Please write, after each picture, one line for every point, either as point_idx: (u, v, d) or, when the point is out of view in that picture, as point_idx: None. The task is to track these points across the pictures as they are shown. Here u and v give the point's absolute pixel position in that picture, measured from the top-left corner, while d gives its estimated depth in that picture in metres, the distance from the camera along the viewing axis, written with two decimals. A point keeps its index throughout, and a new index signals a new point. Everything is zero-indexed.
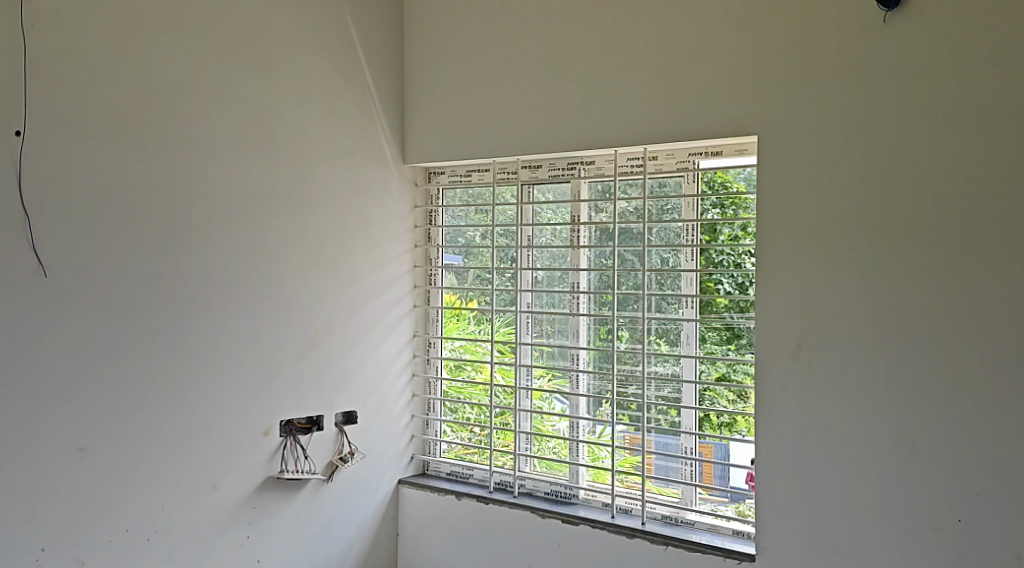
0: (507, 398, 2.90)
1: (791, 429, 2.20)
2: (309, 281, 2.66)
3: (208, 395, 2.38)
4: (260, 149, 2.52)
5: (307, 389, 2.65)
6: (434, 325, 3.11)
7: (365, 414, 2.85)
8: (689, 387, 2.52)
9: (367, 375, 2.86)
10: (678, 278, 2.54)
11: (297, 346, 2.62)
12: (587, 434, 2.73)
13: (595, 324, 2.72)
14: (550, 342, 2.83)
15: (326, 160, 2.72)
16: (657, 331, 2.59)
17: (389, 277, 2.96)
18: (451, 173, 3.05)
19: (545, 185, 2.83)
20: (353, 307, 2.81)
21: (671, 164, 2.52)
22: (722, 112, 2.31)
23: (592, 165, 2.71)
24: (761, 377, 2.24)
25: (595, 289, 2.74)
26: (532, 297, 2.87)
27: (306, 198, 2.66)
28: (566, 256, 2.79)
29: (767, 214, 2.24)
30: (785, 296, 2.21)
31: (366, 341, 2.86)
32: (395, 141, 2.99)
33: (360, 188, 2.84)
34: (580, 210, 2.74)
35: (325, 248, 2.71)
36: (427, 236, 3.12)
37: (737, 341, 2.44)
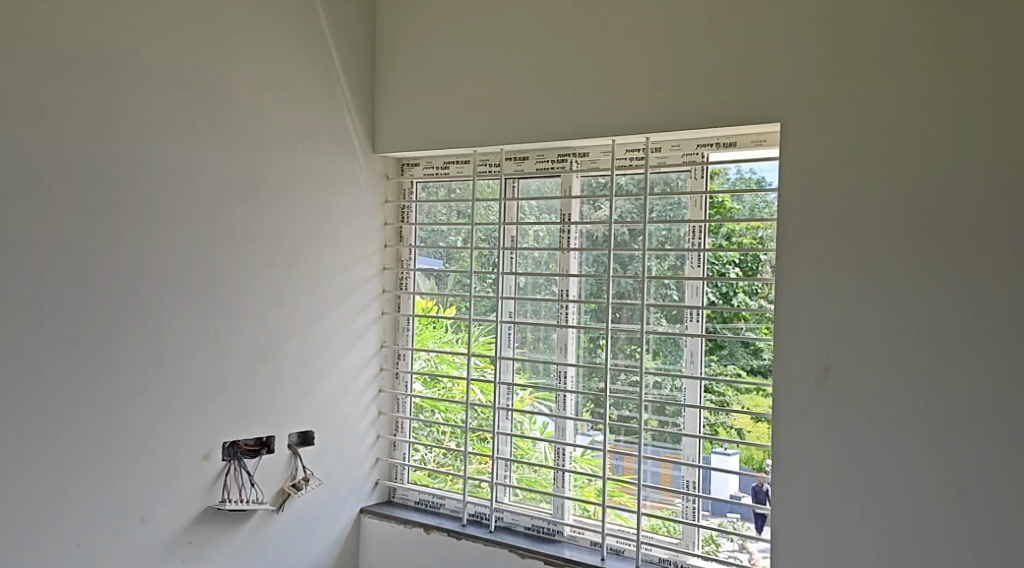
0: (483, 417, 2.59)
1: (813, 465, 1.90)
2: (262, 284, 2.33)
3: (137, 414, 2.03)
4: (204, 129, 2.18)
5: (257, 407, 2.32)
6: (405, 335, 2.78)
7: (324, 435, 2.52)
8: (691, 412, 2.22)
9: (327, 390, 2.53)
10: (682, 287, 2.23)
11: (247, 357, 2.29)
12: (575, 462, 2.42)
13: (585, 337, 2.41)
14: (535, 357, 2.51)
15: (283, 146, 2.39)
16: (654, 349, 2.28)
17: (354, 280, 2.63)
18: (426, 164, 2.73)
19: (533, 179, 2.51)
20: (313, 314, 2.48)
21: (676, 157, 2.21)
22: (737, 99, 2.01)
23: (586, 157, 2.38)
24: (779, 404, 1.94)
25: (586, 297, 2.42)
26: (515, 306, 2.55)
27: (259, 188, 2.32)
28: (554, 259, 2.47)
29: (790, 216, 1.94)
30: (809, 311, 1.92)
31: (328, 352, 2.53)
32: (363, 127, 2.66)
33: (321, 180, 2.51)
34: (571, 208, 2.43)
35: (281, 246, 2.38)
36: (399, 236, 2.80)
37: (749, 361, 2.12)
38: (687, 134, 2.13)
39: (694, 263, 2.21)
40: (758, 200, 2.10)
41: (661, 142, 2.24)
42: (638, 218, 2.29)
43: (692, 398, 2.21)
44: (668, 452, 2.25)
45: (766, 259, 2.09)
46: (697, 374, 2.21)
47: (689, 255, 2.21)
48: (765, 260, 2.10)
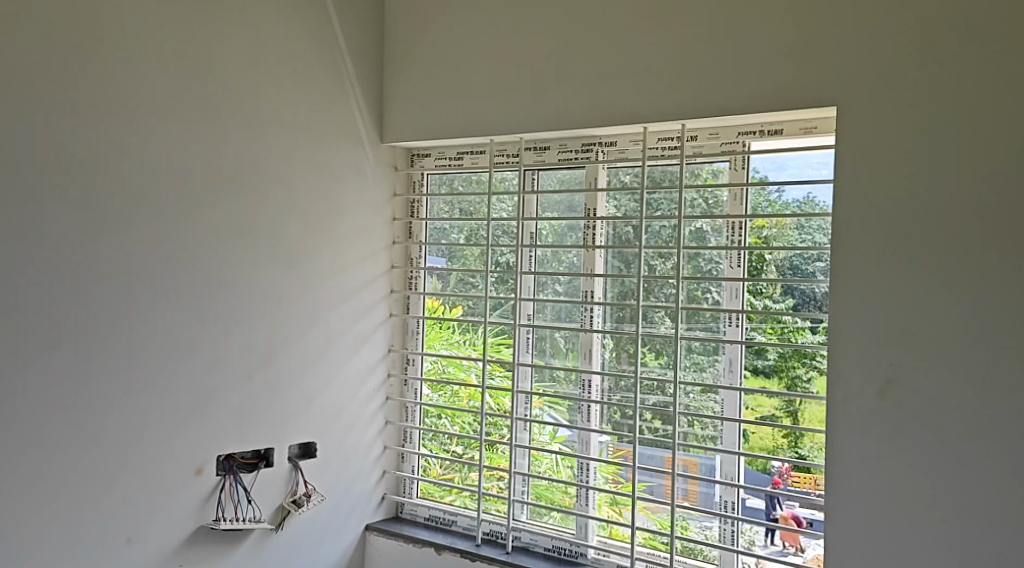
0: (496, 427, 2.42)
1: (870, 487, 1.71)
2: (261, 283, 2.15)
3: (121, 426, 1.85)
4: (196, 114, 1.99)
5: (254, 417, 2.14)
6: (414, 338, 2.60)
7: (327, 446, 2.33)
8: (730, 426, 2.04)
9: (330, 398, 2.34)
10: (721, 290, 2.05)
11: (243, 362, 2.10)
12: (599, 479, 2.24)
13: (611, 341, 2.23)
14: (555, 364, 2.33)
15: (282, 133, 2.20)
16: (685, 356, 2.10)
17: (360, 280, 2.44)
18: (437, 155, 2.54)
19: (554, 171, 2.32)
20: (315, 316, 2.29)
21: (714, 146, 2.02)
22: (786, 82, 1.82)
23: (613, 146, 2.19)
24: (832, 418, 1.76)
25: (612, 300, 2.23)
26: (534, 308, 2.37)
27: (256, 179, 2.13)
28: (570, 256, 2.30)
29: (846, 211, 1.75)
30: (866, 317, 1.73)
31: (331, 356, 2.34)
32: (371, 115, 2.47)
33: (324, 170, 2.32)
34: (597, 202, 2.23)
35: (280, 243, 2.20)
36: (408, 232, 2.61)
37: (792, 371, 1.94)
38: (729, 119, 1.93)
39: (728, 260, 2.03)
40: (762, 197, 1.97)
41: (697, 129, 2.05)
42: (671, 215, 2.10)
43: (731, 411, 2.03)
44: (688, 456, 2.09)
45: (770, 258, 1.97)
46: (737, 384, 2.03)
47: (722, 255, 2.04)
48: (767, 260, 1.98)
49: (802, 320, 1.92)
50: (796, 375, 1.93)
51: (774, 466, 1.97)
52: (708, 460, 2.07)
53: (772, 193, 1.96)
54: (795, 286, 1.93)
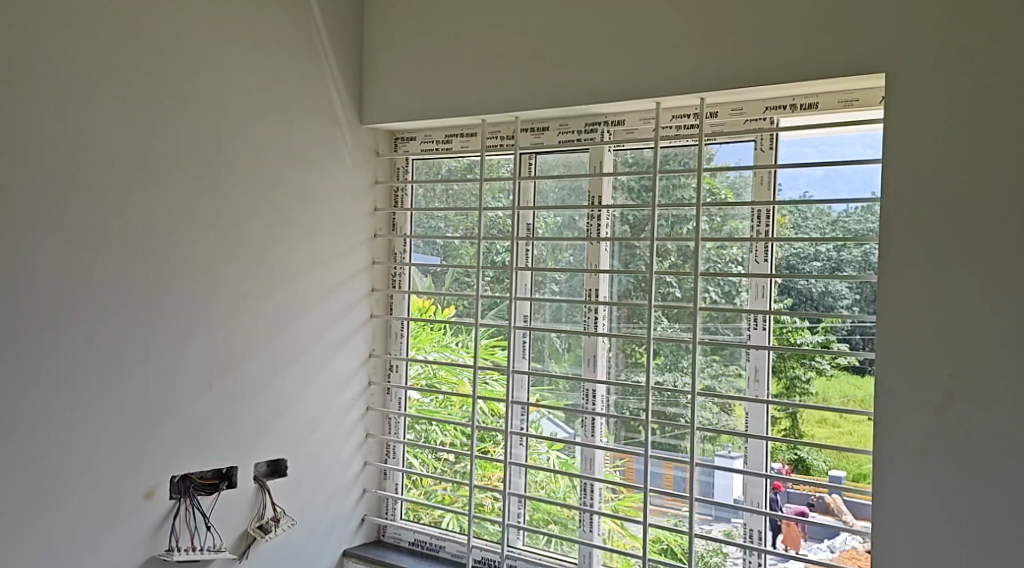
0: (492, 444, 2.19)
1: (928, 524, 1.44)
2: (222, 280, 1.89)
3: (50, 449, 1.58)
4: (139, 84, 1.72)
5: (212, 433, 1.88)
6: (398, 342, 2.34)
7: (298, 463, 2.08)
8: (756, 444, 1.79)
9: (302, 410, 2.09)
10: (746, 287, 1.81)
11: (200, 371, 1.85)
12: (605, 501, 2.00)
13: (620, 346, 1.97)
14: (557, 372, 2.08)
15: (244, 110, 1.94)
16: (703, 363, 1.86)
17: (337, 277, 2.19)
18: (423, 138, 2.28)
19: (554, 154, 2.06)
20: (284, 317, 2.04)
21: (737, 124, 1.73)
22: (822, 43, 1.53)
23: (620, 125, 1.90)
24: (882, 443, 1.48)
25: (618, 297, 1.98)
26: (532, 309, 2.13)
27: (212, 162, 1.87)
28: (566, 252, 2.07)
29: (898, 196, 1.47)
30: (920, 321, 1.45)
31: (304, 363, 2.09)
32: (348, 93, 2.21)
33: (293, 153, 2.06)
34: (601, 189, 1.97)
35: (243, 234, 1.94)
36: (391, 224, 2.35)
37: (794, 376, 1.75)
38: (756, 91, 1.64)
39: (746, 255, 1.80)
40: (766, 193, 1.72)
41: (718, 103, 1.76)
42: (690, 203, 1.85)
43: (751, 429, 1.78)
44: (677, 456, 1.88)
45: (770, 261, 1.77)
46: (764, 397, 1.78)
47: (740, 243, 1.80)
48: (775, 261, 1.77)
49: (801, 320, 1.74)
50: (795, 376, 1.75)
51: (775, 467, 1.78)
52: (722, 480, 1.83)
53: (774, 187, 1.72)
54: (792, 284, 1.75)
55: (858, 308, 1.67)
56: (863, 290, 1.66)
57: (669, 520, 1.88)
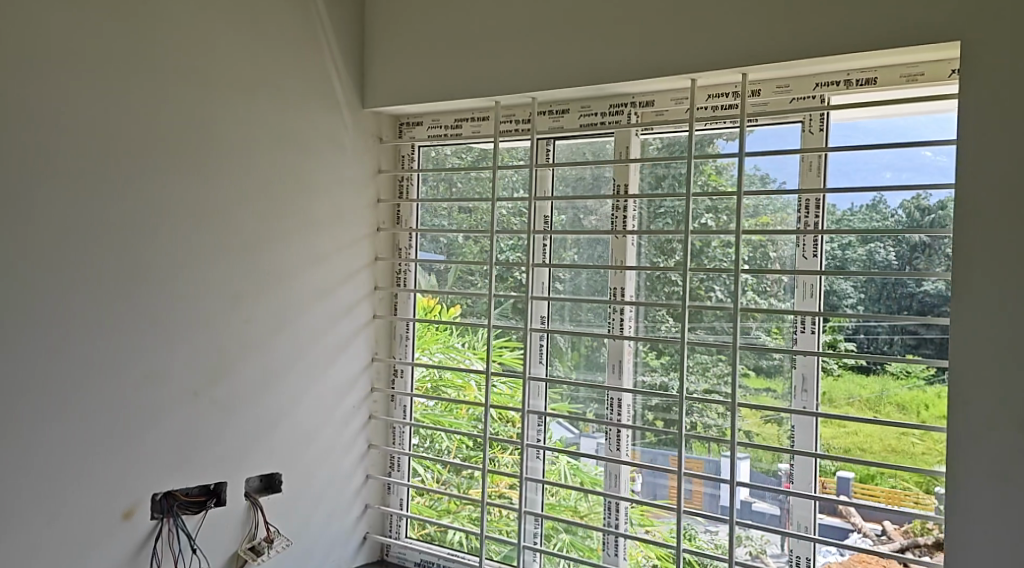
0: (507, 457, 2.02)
1: (1013, 559, 1.25)
2: (209, 278, 1.72)
3: (13, 468, 1.41)
4: (111, 58, 1.54)
5: (198, 446, 1.70)
6: (403, 345, 2.17)
7: (294, 479, 1.90)
8: (804, 461, 1.61)
9: (298, 419, 1.91)
10: (792, 287, 1.63)
11: (184, 377, 1.67)
12: (632, 523, 1.82)
13: (647, 350, 1.80)
14: (575, 378, 1.91)
15: (232, 90, 1.76)
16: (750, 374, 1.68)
17: (337, 274, 2.01)
18: (430, 123, 2.10)
19: (574, 138, 1.88)
20: (279, 319, 1.86)
21: (782, 103, 1.54)
22: (885, 6, 1.34)
23: (650, 106, 1.70)
24: (957, 463, 1.30)
25: (646, 298, 1.80)
26: (550, 310, 1.95)
27: (197, 148, 1.69)
28: (571, 249, 1.92)
29: (976, 182, 1.29)
30: (1001, 323, 1.27)
31: (300, 368, 1.91)
32: (348, 74, 2.03)
33: (287, 139, 1.88)
34: (629, 176, 1.78)
35: (232, 228, 1.76)
36: (395, 217, 2.17)
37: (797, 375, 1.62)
38: (812, 63, 1.46)
39: (754, 255, 1.68)
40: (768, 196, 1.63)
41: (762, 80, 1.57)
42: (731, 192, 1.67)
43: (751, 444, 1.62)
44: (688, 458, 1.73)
45: (775, 255, 1.65)
46: (814, 408, 1.61)
47: (746, 240, 1.67)
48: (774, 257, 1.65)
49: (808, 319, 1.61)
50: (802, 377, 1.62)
51: (783, 469, 1.64)
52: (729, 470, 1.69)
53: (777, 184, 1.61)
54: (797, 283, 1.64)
55: (863, 307, 1.58)
56: (868, 289, 1.56)
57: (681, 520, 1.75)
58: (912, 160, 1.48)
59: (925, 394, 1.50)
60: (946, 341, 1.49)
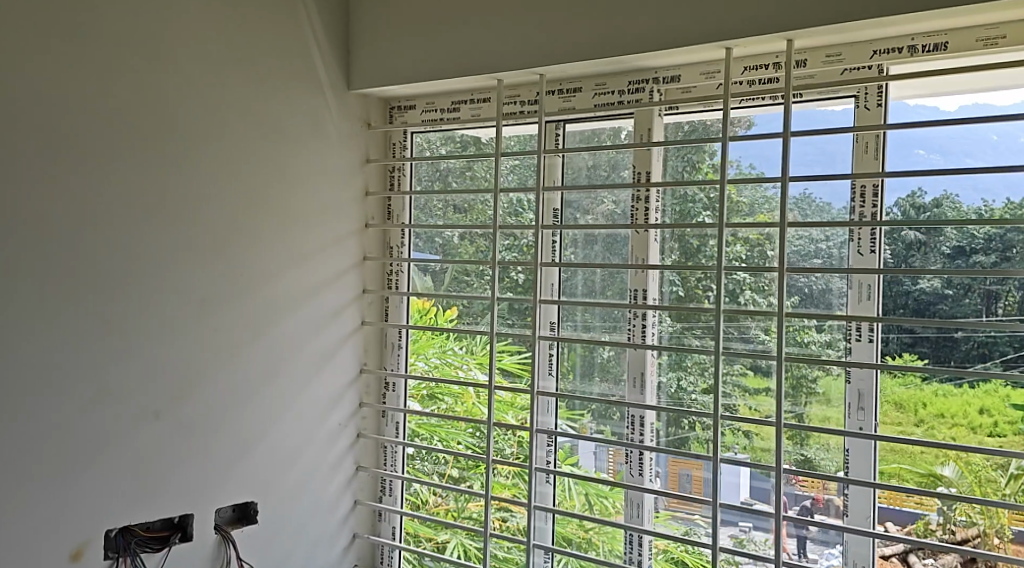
0: (514, 481, 1.81)
1: None
2: (171, 282, 1.50)
3: None
4: (48, 28, 1.31)
5: (159, 475, 1.49)
6: (395, 355, 1.95)
7: (272, 507, 1.69)
8: (859, 490, 1.38)
9: (277, 440, 1.69)
10: (840, 287, 1.43)
11: (142, 396, 1.46)
12: (656, 560, 1.61)
13: (673, 361, 1.58)
14: (589, 391, 1.70)
15: (196, 66, 1.54)
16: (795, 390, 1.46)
17: (321, 276, 1.79)
18: (424, 107, 1.88)
19: (588, 122, 1.66)
20: (254, 327, 1.64)
21: (831, 75, 1.33)
22: None
23: (675, 82, 1.49)
24: None
25: (671, 302, 1.59)
26: (561, 315, 1.74)
27: (156, 132, 1.47)
28: (585, 247, 1.70)
29: None
30: None
31: (278, 383, 1.69)
32: (332, 50, 1.80)
33: (262, 123, 1.66)
34: (651, 163, 1.57)
35: (198, 224, 1.54)
36: (386, 211, 1.95)
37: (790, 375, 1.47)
38: (871, 27, 1.24)
39: (751, 253, 1.53)
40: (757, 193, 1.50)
41: (809, 48, 1.35)
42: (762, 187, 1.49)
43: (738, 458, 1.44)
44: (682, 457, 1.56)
45: (772, 253, 1.50)
46: (872, 431, 1.39)
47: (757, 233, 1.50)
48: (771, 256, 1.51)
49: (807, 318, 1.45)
50: (801, 375, 1.46)
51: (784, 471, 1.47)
52: (728, 477, 1.51)
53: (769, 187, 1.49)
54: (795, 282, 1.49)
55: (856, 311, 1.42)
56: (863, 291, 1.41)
57: (681, 527, 1.57)
58: (906, 158, 1.35)
59: (922, 393, 1.36)
60: (942, 338, 1.35)
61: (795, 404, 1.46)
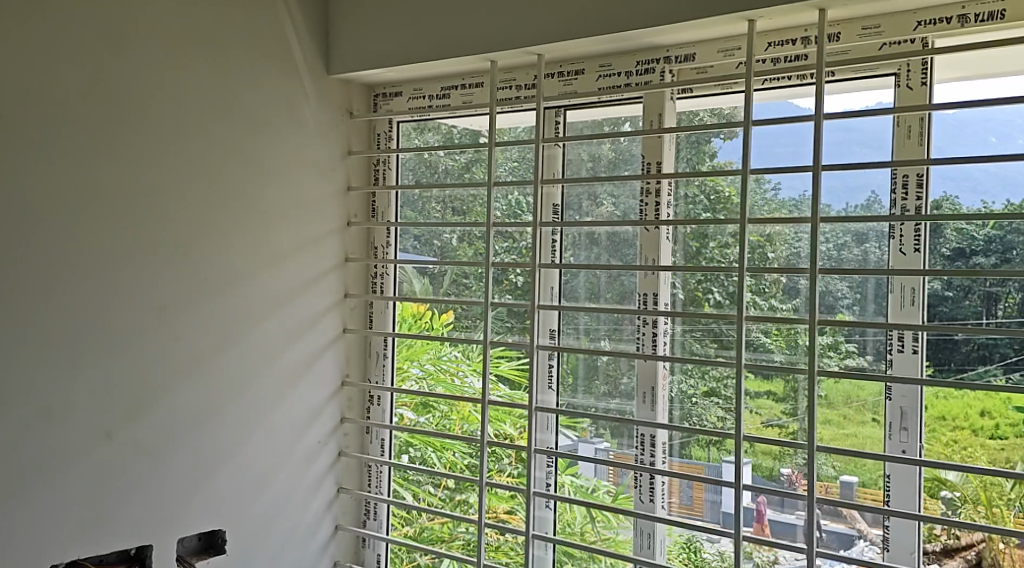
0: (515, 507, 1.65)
1: None
2: (126, 285, 1.34)
3: None
4: None
5: (113, 502, 1.33)
6: (380, 365, 1.80)
7: (242, 535, 1.53)
8: (903, 524, 1.22)
9: (247, 461, 1.54)
10: (858, 285, 1.28)
11: (92, 413, 1.29)
12: None
13: (689, 375, 1.42)
14: (595, 405, 1.54)
15: (155, 46, 1.38)
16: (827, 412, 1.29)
17: (298, 279, 1.64)
18: (411, 94, 1.73)
19: (591, 107, 1.50)
20: (221, 336, 1.49)
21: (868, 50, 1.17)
22: None
23: (688, 60, 1.33)
24: None
25: (686, 309, 1.43)
26: (564, 321, 1.58)
27: (108, 118, 1.31)
28: (590, 246, 1.55)
29: None
30: None
31: (249, 397, 1.54)
32: (311, 31, 1.65)
33: (231, 110, 1.50)
34: (663, 152, 1.41)
35: (156, 222, 1.38)
36: (370, 208, 1.80)
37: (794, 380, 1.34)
38: None
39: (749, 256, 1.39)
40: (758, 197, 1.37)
41: (844, 20, 1.19)
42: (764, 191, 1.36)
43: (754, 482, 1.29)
44: (686, 463, 1.42)
45: (772, 256, 1.36)
46: (916, 453, 1.22)
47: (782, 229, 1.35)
48: (770, 259, 1.37)
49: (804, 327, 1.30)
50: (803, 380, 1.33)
51: (784, 473, 1.34)
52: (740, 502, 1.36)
53: (771, 190, 1.36)
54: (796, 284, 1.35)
55: (860, 313, 1.28)
56: (866, 290, 1.26)
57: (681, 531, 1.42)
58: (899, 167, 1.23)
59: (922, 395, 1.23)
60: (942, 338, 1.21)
61: (794, 408, 1.33)
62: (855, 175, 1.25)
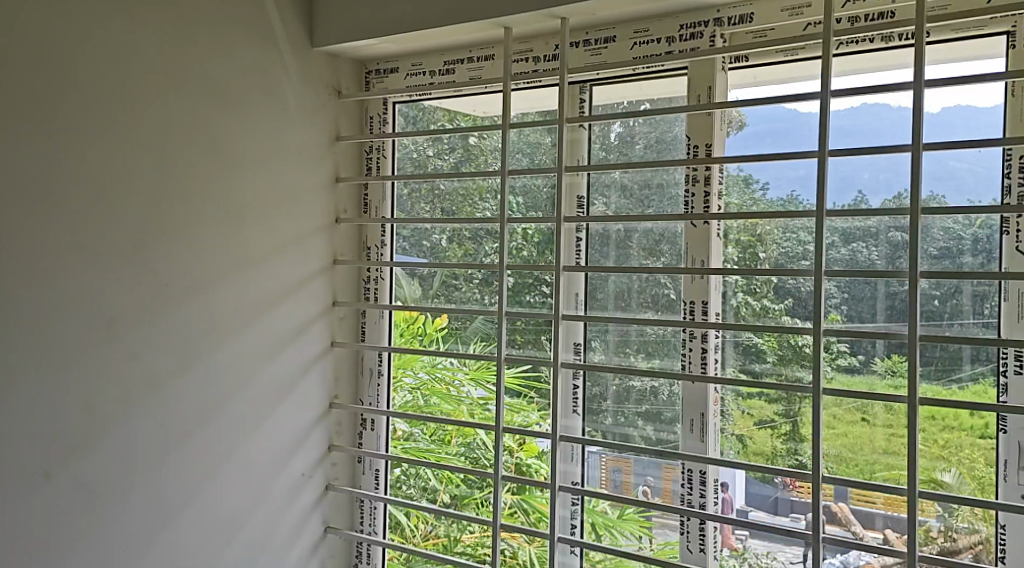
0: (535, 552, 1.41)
1: None
2: (68, 293, 1.10)
3: None
4: None
5: (54, 557, 1.09)
6: (373, 385, 1.57)
7: None
8: None
9: (217, 500, 1.31)
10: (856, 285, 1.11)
11: (24, 449, 1.06)
12: None
13: (742, 397, 1.21)
14: (625, 431, 1.32)
15: (106, 6, 1.14)
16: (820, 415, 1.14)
17: (279, 286, 1.41)
18: (409, 70, 1.51)
19: (623, 80, 1.29)
20: (186, 353, 1.25)
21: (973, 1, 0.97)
22: None
23: (743, 21, 1.12)
24: None
25: (734, 317, 1.21)
26: (588, 333, 1.35)
27: (44, 88, 1.07)
28: (616, 245, 1.32)
29: None
30: None
31: (220, 425, 1.31)
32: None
33: (197, 84, 1.27)
34: (716, 134, 1.19)
35: (108, 218, 1.15)
36: (362, 203, 1.58)
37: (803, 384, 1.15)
38: None
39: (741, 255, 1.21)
40: (746, 196, 1.19)
41: None
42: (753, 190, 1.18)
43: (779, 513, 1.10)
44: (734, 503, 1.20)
45: (764, 256, 1.18)
46: None
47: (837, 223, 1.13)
48: (760, 259, 1.19)
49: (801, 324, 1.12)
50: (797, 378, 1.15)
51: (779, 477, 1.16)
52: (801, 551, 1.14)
53: (758, 189, 1.18)
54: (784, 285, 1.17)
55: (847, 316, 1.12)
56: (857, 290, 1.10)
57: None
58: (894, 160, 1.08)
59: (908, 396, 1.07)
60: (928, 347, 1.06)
61: (788, 409, 1.16)
62: (949, 158, 1.04)
